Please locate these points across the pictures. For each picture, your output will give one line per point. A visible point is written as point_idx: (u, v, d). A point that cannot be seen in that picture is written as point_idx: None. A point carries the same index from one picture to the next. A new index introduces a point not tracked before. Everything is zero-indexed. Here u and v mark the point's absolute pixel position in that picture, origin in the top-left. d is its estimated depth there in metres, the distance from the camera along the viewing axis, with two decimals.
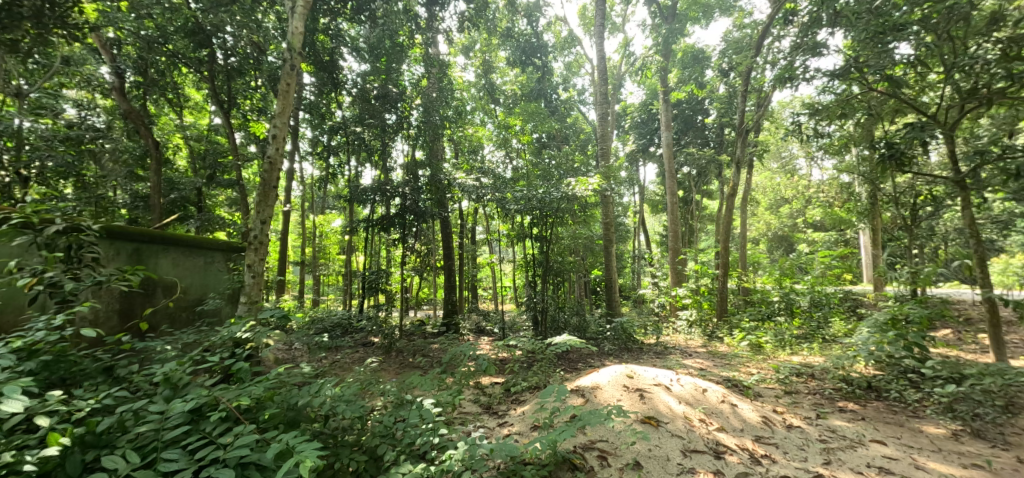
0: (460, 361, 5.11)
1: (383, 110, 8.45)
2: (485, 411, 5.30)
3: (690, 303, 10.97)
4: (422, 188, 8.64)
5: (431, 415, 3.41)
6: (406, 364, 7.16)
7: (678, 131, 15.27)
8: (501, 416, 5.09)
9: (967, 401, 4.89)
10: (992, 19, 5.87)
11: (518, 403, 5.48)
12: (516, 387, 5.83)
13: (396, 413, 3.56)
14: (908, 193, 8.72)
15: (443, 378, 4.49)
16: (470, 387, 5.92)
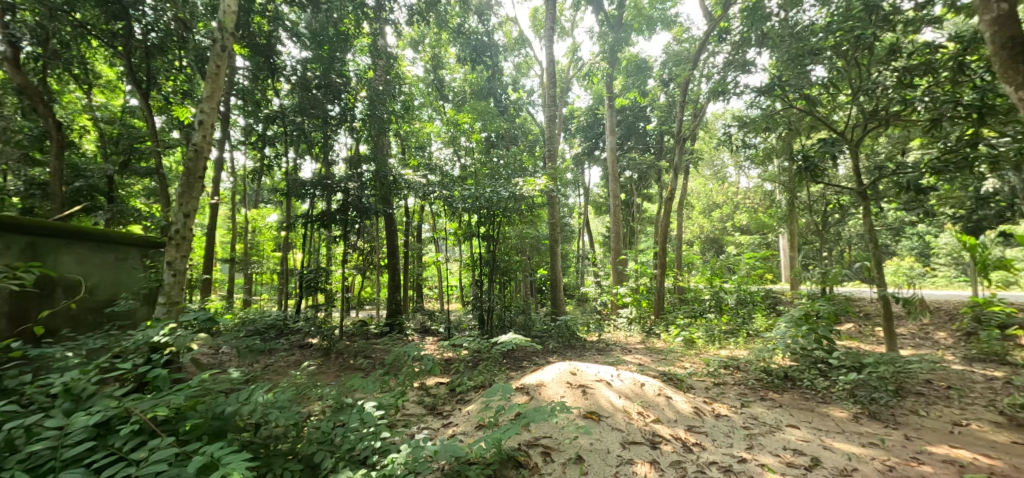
0: (403, 361, 5.00)
1: (326, 101, 8.10)
2: (430, 412, 5.22)
3: (630, 301, 11.41)
4: (366, 184, 8.23)
5: (372, 418, 3.31)
6: (346, 365, 6.91)
7: (621, 136, 15.81)
8: (446, 416, 5.03)
9: (865, 387, 5.44)
10: (890, 51, 6.58)
11: (462, 403, 5.44)
12: (462, 387, 5.80)
13: (335, 418, 3.43)
14: (821, 202, 9.56)
15: (386, 379, 4.38)
16: (414, 388, 5.81)
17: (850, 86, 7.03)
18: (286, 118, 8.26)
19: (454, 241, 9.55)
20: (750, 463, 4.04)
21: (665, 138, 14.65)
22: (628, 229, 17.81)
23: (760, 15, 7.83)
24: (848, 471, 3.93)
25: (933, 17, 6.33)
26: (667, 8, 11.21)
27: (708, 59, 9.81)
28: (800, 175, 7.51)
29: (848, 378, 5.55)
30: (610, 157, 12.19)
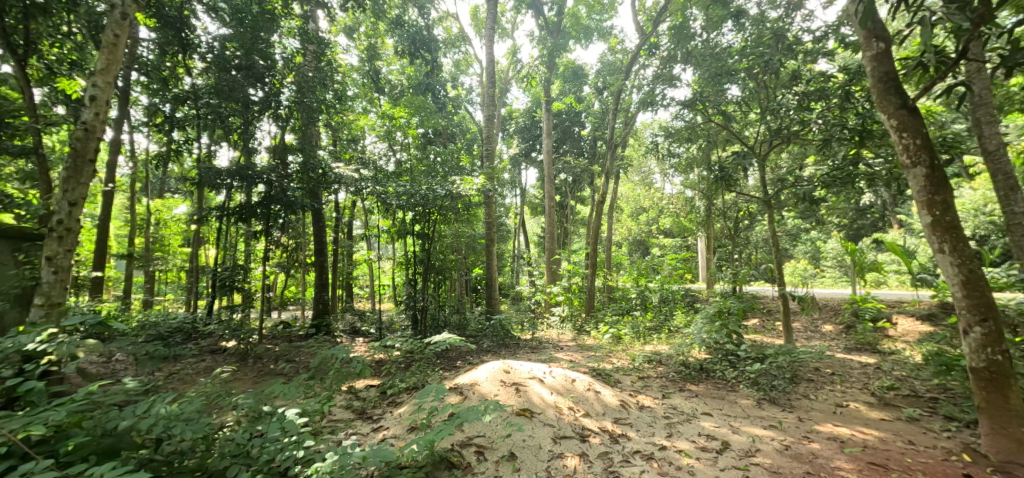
0: (330, 364, 4.78)
1: (247, 85, 7.53)
2: (359, 416, 5.02)
3: (563, 300, 11.71)
4: (291, 176, 7.70)
5: (295, 427, 3.14)
6: (266, 371, 6.48)
7: (557, 140, 16.13)
8: (376, 420, 4.87)
9: (768, 375, 6.00)
10: (792, 76, 7.34)
11: (393, 405, 5.30)
12: (393, 389, 5.65)
13: (252, 429, 3.21)
14: (734, 208, 10.38)
15: (310, 384, 4.16)
16: (341, 392, 5.57)
17: (761, 105, 7.71)
18: (199, 99, 7.56)
19: (387, 239, 9.26)
20: (670, 449, 4.29)
21: (598, 143, 15.20)
22: (562, 230, 18.26)
23: (685, 35, 8.64)
24: (753, 451, 4.29)
25: (828, 50, 7.10)
26: (603, 20, 11.80)
27: (639, 71, 10.30)
28: (716, 183, 8.11)
29: (755, 368, 6.07)
30: (546, 159, 12.42)
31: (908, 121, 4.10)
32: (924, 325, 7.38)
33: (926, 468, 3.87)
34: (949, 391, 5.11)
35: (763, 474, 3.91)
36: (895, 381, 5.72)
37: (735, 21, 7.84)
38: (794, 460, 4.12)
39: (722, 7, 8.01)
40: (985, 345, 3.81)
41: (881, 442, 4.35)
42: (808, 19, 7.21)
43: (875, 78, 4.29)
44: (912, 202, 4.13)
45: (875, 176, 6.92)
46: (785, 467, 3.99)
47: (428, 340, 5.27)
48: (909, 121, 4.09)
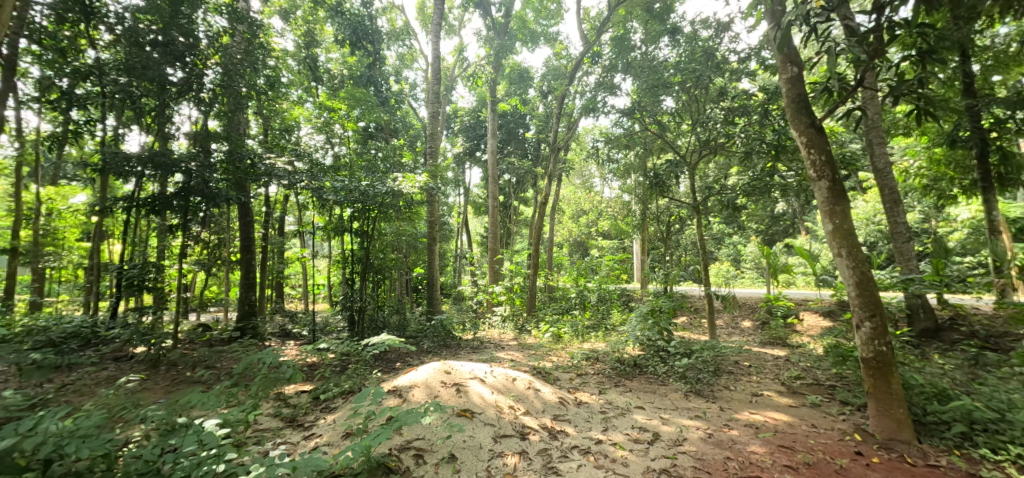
0: (255, 369, 4.50)
1: (163, 63, 6.80)
2: (288, 424, 4.78)
3: (504, 300, 11.79)
4: (215, 166, 7.14)
5: (214, 439, 2.94)
6: (183, 379, 5.98)
7: (502, 141, 16.20)
8: (308, 427, 4.66)
9: (694, 369, 6.39)
10: (720, 92, 7.89)
11: (327, 411, 5.09)
12: (327, 394, 5.42)
13: (165, 442, 2.96)
14: (667, 213, 10.95)
15: (233, 391, 3.91)
16: (270, 399, 5.27)
17: (692, 117, 8.20)
18: (104, 75, 6.76)
19: (322, 236, 8.87)
20: (605, 443, 4.46)
21: (542, 146, 15.48)
22: (505, 230, 18.37)
23: (626, 47, 9.03)
24: (680, 440, 4.56)
25: (750, 71, 7.73)
26: (549, 25, 11.95)
27: (582, 78, 10.60)
28: (651, 188, 8.52)
29: (683, 363, 6.44)
30: (490, 159, 12.45)
31: (815, 139, 4.54)
32: (825, 320, 8.19)
33: (825, 448, 4.29)
34: (845, 379, 5.72)
35: (690, 461, 4.17)
36: (802, 371, 6.30)
37: (670, 36, 8.33)
38: (716, 447, 4.42)
39: (659, 23, 8.53)
40: (874, 337, 4.29)
41: (791, 426, 4.77)
42: (734, 41, 7.79)
43: (789, 98, 4.70)
44: (817, 211, 4.56)
45: (788, 186, 7.58)
46: (709, 455, 4.27)
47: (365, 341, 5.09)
48: (816, 139, 4.52)
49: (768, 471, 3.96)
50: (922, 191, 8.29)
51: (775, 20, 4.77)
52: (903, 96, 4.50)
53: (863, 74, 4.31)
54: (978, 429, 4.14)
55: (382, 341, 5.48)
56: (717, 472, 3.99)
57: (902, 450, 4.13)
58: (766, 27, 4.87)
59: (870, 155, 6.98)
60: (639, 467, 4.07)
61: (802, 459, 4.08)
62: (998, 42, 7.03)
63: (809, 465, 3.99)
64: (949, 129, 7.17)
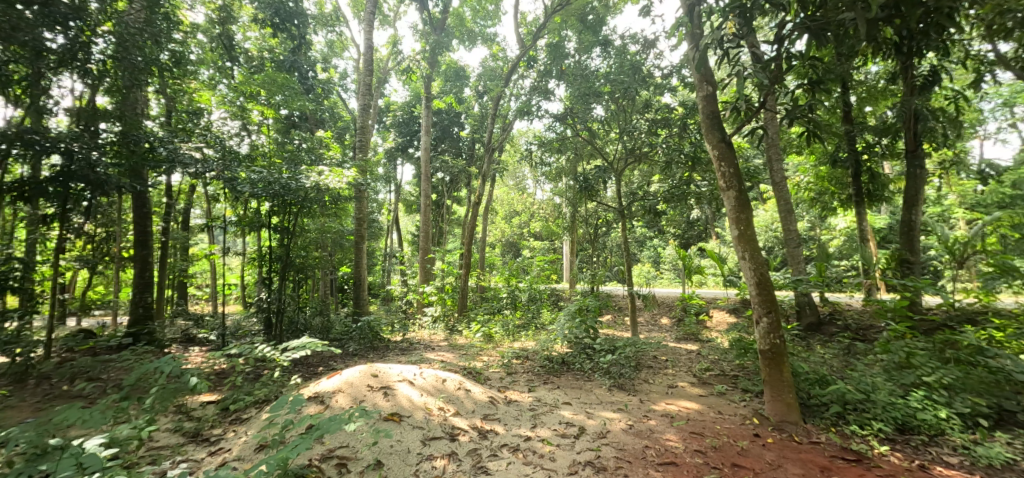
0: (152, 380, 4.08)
1: (39, 25, 5.62)
2: (191, 440, 4.38)
3: (435, 300, 11.65)
4: (103, 148, 6.24)
5: (97, 461, 2.64)
6: (58, 396, 5.26)
7: (436, 139, 16.00)
8: (215, 442, 4.31)
9: (617, 365, 6.72)
10: (645, 104, 8.36)
11: (237, 423, 4.74)
12: (238, 404, 5.04)
13: (34, 468, 2.62)
14: (594, 216, 11.42)
15: (124, 406, 3.52)
16: (169, 413, 4.80)
17: (619, 126, 8.62)
18: None
19: (237, 232, 8.23)
20: (534, 439, 4.57)
21: (476, 146, 15.49)
22: (437, 230, 18.13)
23: (560, 55, 9.34)
24: (605, 433, 4.77)
25: (672, 87, 8.32)
26: (487, 26, 11.98)
27: (517, 81, 10.77)
28: (580, 192, 8.83)
29: (607, 359, 6.74)
30: (423, 157, 12.22)
31: (726, 152, 4.95)
32: (731, 317, 8.98)
33: (728, 432, 4.69)
34: (746, 369, 6.30)
35: (612, 452, 4.38)
36: (712, 363, 6.85)
37: (602, 48, 8.74)
38: (634, 437, 4.69)
39: (592, 34, 8.97)
40: (770, 330, 4.77)
41: (701, 415, 5.16)
42: (659, 57, 8.32)
43: (704, 113, 5.08)
44: (726, 218, 4.97)
45: (703, 195, 8.20)
46: (628, 445, 4.52)
47: (284, 346, 4.78)
48: (725, 153, 4.93)
49: (681, 456, 4.26)
50: (810, 202, 9.35)
51: (694, 42, 5.12)
52: (796, 118, 5.05)
53: (765, 97, 4.77)
54: (850, 408, 4.73)
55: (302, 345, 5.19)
56: (636, 461, 4.21)
57: (791, 429, 4.61)
58: (687, 47, 5.21)
59: (771, 169, 7.73)
60: (566, 461, 4.20)
61: (709, 444, 4.43)
62: (871, 76, 8.12)
63: (716, 449, 4.34)
64: (833, 149, 8.15)
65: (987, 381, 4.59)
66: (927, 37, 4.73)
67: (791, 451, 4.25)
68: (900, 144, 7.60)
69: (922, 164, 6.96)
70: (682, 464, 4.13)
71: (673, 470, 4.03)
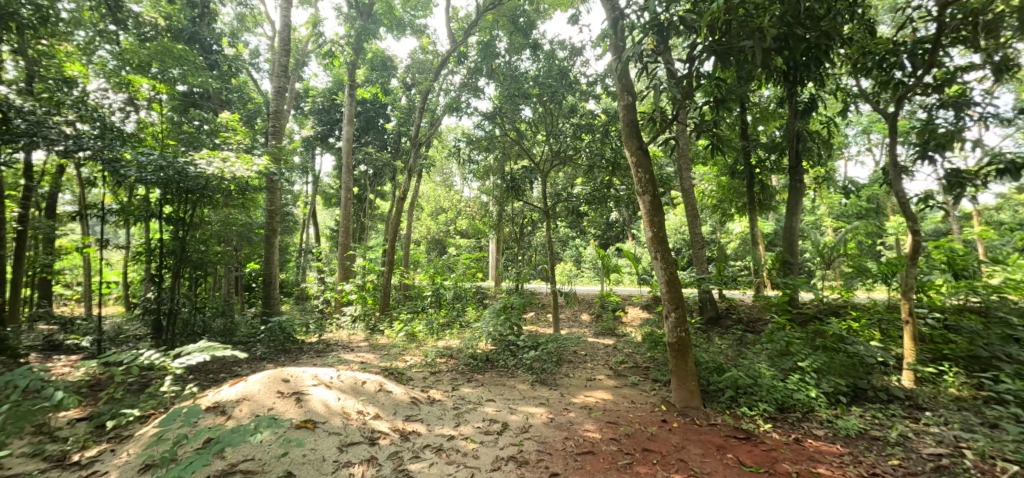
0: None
1: None
2: (56, 465, 3.83)
3: (355, 299, 11.19)
4: None
5: None
6: None
7: (359, 130, 15.31)
8: (88, 465, 3.81)
9: (540, 361, 6.91)
10: (570, 109, 8.66)
11: (118, 440, 4.21)
12: (119, 419, 4.48)
13: None
14: (520, 216, 11.62)
15: None
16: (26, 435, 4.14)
17: (546, 128, 8.83)
18: None
19: (122, 223, 7.30)
20: (457, 439, 4.56)
21: (402, 139, 15.08)
22: (358, 225, 17.40)
23: (491, 53, 9.32)
24: (527, 427, 4.89)
25: (596, 94, 8.72)
26: (417, 17, 11.79)
27: (447, 76, 10.66)
28: (507, 192, 8.95)
29: (530, 355, 6.92)
30: (344, 148, 11.66)
31: (643, 159, 5.26)
32: (644, 313, 9.58)
33: (640, 419, 5.02)
34: (657, 361, 6.76)
35: (534, 446, 4.50)
36: (626, 356, 7.26)
37: (532, 51, 8.89)
38: (556, 429, 4.85)
39: (523, 37, 9.09)
40: (677, 324, 5.17)
41: (617, 405, 5.46)
42: (585, 65, 8.65)
43: (625, 121, 5.37)
44: (641, 221, 5.30)
45: (622, 198, 8.66)
46: (550, 437, 4.68)
47: (176, 352, 4.30)
48: (643, 159, 5.25)
49: (597, 445, 4.47)
50: (712, 209, 10.24)
51: (617, 53, 5.36)
52: (703, 131, 5.51)
53: (678, 110, 5.15)
54: (742, 392, 5.26)
55: (200, 350, 4.72)
56: (556, 452, 4.36)
57: (694, 414, 5.02)
58: (610, 57, 5.44)
59: (681, 177, 8.35)
60: (489, 457, 4.25)
61: (623, 431, 4.70)
62: (765, 98, 9.07)
63: (629, 436, 4.61)
64: (733, 161, 8.99)
65: (847, 364, 5.33)
66: (808, 69, 5.39)
67: (693, 433, 4.62)
68: (787, 160, 8.57)
69: (803, 178, 7.90)
70: (598, 452, 4.34)
71: (591, 459, 4.23)
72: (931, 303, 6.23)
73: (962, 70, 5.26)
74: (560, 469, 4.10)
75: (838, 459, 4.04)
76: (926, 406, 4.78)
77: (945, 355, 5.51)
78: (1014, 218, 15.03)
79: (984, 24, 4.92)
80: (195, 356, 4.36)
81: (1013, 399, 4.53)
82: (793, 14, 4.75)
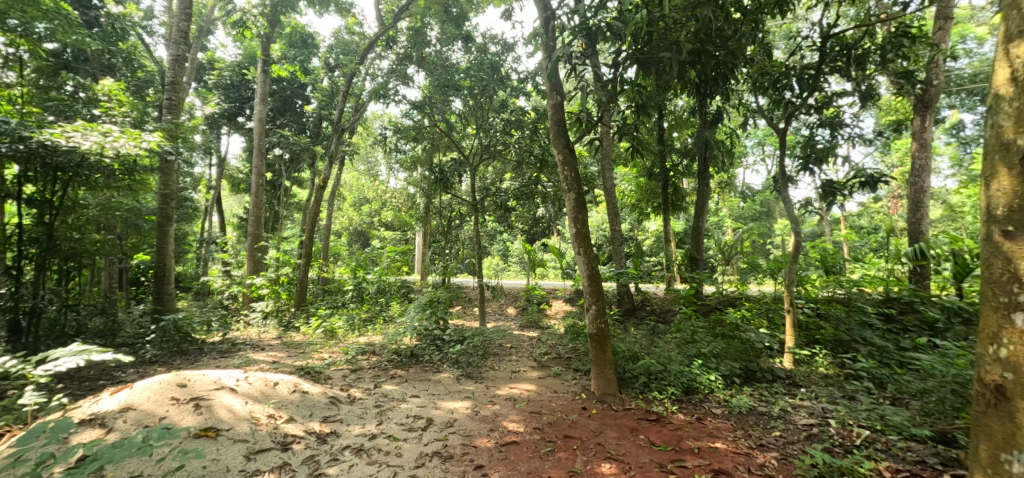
0: None
1: None
2: None
3: (266, 294, 10.44)
4: None
5: None
6: None
7: (274, 111, 14.19)
8: None
9: (465, 355, 6.94)
10: (501, 104, 8.70)
11: None
12: None
13: None
14: (448, 209, 11.51)
15: None
16: None
17: (475, 122, 8.83)
18: None
19: None
20: (379, 437, 4.46)
21: (323, 123, 14.23)
22: (271, 213, 16.21)
23: (421, 41, 9.08)
24: (452, 422, 4.89)
25: (527, 91, 8.86)
26: None
27: (374, 60, 10.23)
28: (436, 184, 8.79)
29: (456, 350, 6.92)
30: (256, 130, 10.77)
31: (569, 157, 5.44)
32: (567, 306, 9.93)
33: (562, 407, 5.22)
34: (578, 352, 7.06)
35: (459, 440, 4.52)
36: (549, 348, 7.49)
37: (463, 42, 8.81)
38: (480, 422, 4.91)
39: (455, 27, 8.95)
40: (597, 316, 5.42)
41: (540, 395, 5.64)
42: (516, 61, 8.74)
43: (553, 120, 5.50)
44: (566, 216, 5.48)
45: (548, 195, 8.89)
46: (475, 430, 4.72)
47: (40, 357, 3.63)
48: (568, 158, 5.43)
49: (521, 435, 4.59)
50: (631, 208, 10.84)
51: (548, 53, 5.46)
52: (625, 134, 5.82)
53: (603, 112, 5.37)
54: (653, 378, 5.66)
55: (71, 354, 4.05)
56: (481, 445, 4.41)
57: (610, 400, 5.32)
58: (541, 56, 5.53)
59: (604, 177, 8.73)
60: (413, 454, 4.21)
61: (546, 420, 4.87)
62: (680, 108, 9.73)
63: (552, 424, 4.78)
64: (651, 164, 9.58)
65: (740, 349, 5.94)
66: (717, 83, 5.88)
67: (610, 418, 4.89)
68: (697, 165, 9.30)
69: (710, 182, 8.59)
70: (522, 442, 4.46)
71: (514, 449, 4.33)
72: (808, 295, 7.10)
73: (837, 95, 6.03)
74: (484, 460, 4.15)
75: (732, 434, 4.48)
76: (802, 383, 5.45)
77: (817, 339, 6.32)
78: (872, 222, 17.57)
79: (855, 56, 5.66)
80: (67, 362, 3.71)
81: (867, 375, 5.30)
82: (705, 31, 5.17)
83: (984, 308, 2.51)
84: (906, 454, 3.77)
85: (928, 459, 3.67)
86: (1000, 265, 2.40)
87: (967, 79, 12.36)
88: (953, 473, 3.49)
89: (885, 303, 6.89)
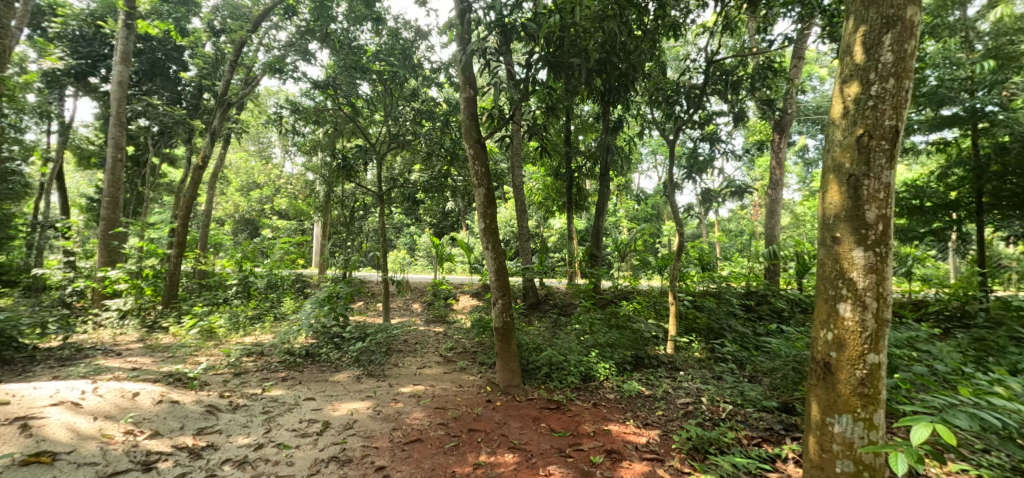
0: None
1: None
2: None
3: (124, 289, 9.03)
4: None
5: None
6: None
7: (139, 73, 11.68)
8: None
9: (367, 352, 6.69)
10: (412, 93, 8.46)
11: None
12: None
13: None
14: (351, 199, 10.90)
15: None
16: None
17: (384, 109, 8.48)
18: None
19: None
20: (266, 447, 4.13)
21: (204, 95, 12.51)
22: (133, 195, 13.98)
23: (325, 15, 8.36)
24: (351, 423, 4.68)
25: (439, 82, 8.72)
26: None
27: (271, 30, 9.29)
28: (338, 171, 8.27)
29: (356, 348, 6.62)
30: (113, 97, 9.20)
31: (480, 152, 5.44)
32: (473, 300, 9.98)
33: (466, 401, 5.26)
34: (483, 346, 7.17)
35: (359, 442, 4.35)
36: (454, 342, 7.49)
37: (374, 24, 8.26)
38: (382, 421, 4.76)
39: (365, 6, 8.18)
40: (503, 310, 5.54)
41: (444, 390, 5.62)
42: (430, 50, 8.52)
43: (465, 114, 5.46)
44: (476, 212, 5.49)
45: (458, 188, 8.83)
46: (376, 430, 4.57)
47: None
48: (480, 153, 5.43)
49: (425, 432, 4.55)
50: (538, 205, 11.17)
51: (462, 45, 5.39)
52: (534, 133, 5.98)
53: (514, 110, 5.47)
54: (554, 368, 5.94)
55: None
56: (383, 445, 4.29)
57: (514, 391, 5.48)
58: (455, 48, 5.43)
59: (513, 174, 8.88)
60: (306, 462, 3.97)
61: (451, 415, 4.87)
62: (586, 113, 10.23)
63: (457, 419, 4.80)
64: (557, 164, 9.98)
65: (631, 338, 6.47)
66: (619, 93, 6.32)
67: (513, 409, 5.04)
68: (598, 168, 9.88)
69: (610, 184, 9.18)
70: (426, 439, 4.42)
71: (418, 446, 4.28)
72: (687, 289, 7.93)
73: (715, 114, 6.80)
74: (386, 461, 4.05)
75: (623, 416, 4.88)
76: (681, 367, 6.09)
77: (693, 328, 7.10)
78: (739, 226, 20.18)
79: (731, 82, 6.42)
80: None
81: (731, 357, 6.09)
82: (611, 43, 5.52)
83: (817, 298, 3.01)
84: (759, 423, 4.41)
85: (775, 426, 4.33)
86: (830, 264, 2.89)
87: (812, 109, 14.71)
88: (793, 436, 4.16)
89: (747, 296, 7.96)
